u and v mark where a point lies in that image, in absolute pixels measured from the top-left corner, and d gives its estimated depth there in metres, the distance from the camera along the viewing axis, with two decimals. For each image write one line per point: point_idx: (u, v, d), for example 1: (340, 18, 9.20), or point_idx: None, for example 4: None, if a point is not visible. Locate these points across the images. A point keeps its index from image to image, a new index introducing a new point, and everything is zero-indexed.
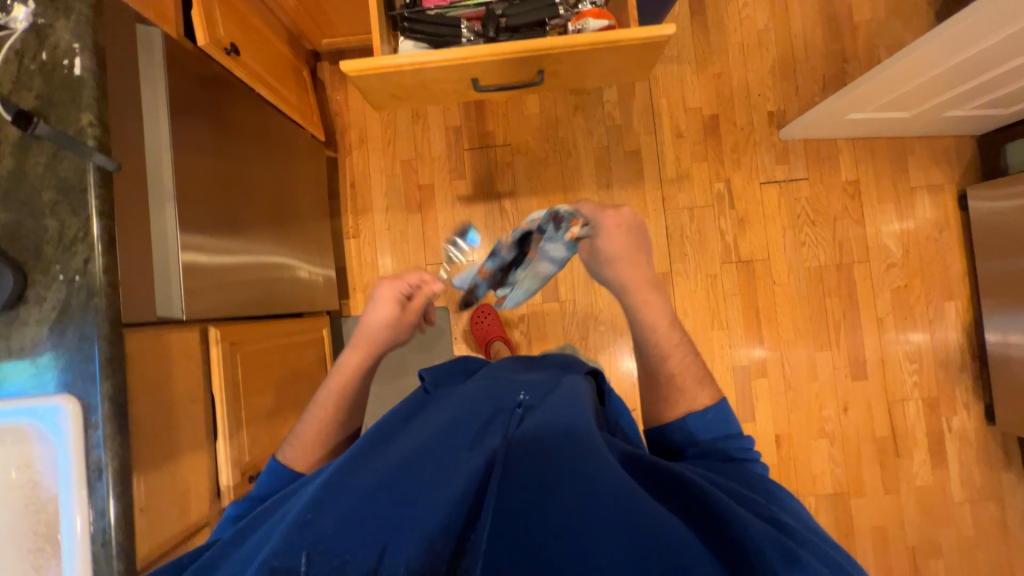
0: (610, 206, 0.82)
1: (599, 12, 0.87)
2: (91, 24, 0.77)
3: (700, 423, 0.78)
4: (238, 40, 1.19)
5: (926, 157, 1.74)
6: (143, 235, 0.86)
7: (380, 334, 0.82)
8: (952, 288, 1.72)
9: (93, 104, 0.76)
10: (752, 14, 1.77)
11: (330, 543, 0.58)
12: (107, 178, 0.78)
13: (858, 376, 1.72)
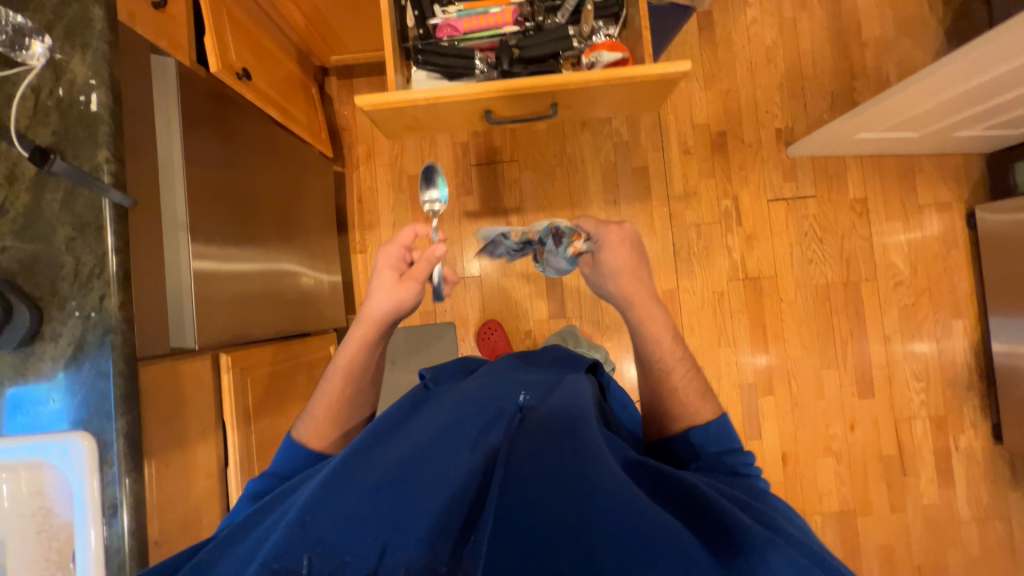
0: (613, 223, 0.93)
1: (613, 44, 0.87)
2: (107, 60, 0.77)
3: (704, 436, 0.80)
4: (249, 62, 1.19)
5: (935, 174, 1.73)
6: (157, 267, 0.86)
7: (380, 305, 0.82)
8: (960, 306, 1.71)
9: (109, 140, 0.76)
10: (760, 31, 1.77)
11: (328, 545, 0.59)
12: (123, 213, 0.78)
13: (865, 394, 1.71)
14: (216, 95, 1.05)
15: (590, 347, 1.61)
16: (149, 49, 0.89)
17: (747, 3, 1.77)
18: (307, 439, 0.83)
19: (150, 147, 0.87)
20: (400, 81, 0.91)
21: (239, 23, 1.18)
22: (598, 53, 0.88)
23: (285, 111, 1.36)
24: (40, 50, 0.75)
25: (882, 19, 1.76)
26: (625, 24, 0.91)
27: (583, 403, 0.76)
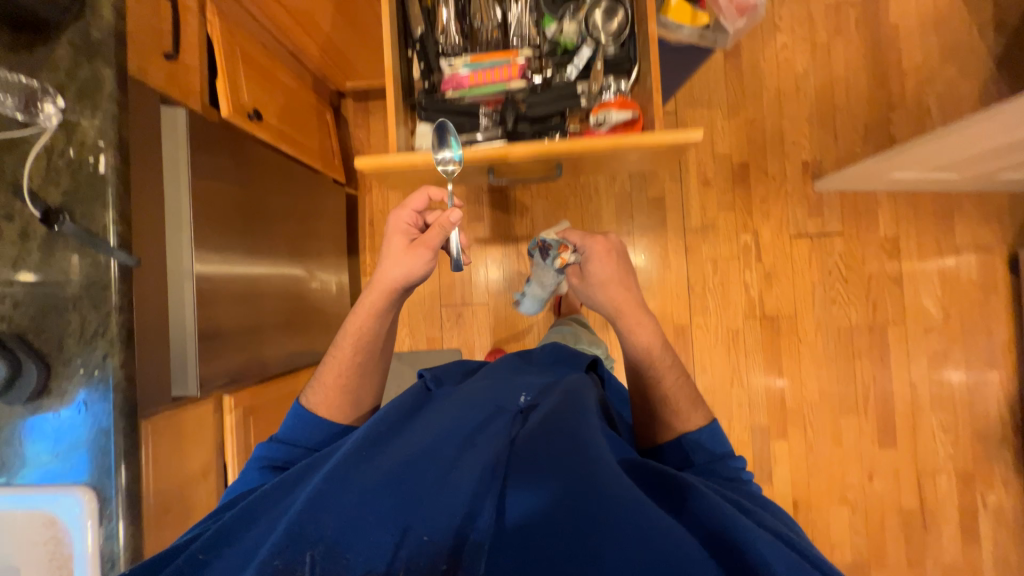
0: (598, 235, 0.99)
1: (622, 102, 0.83)
2: (116, 120, 0.78)
3: (694, 443, 0.83)
4: (261, 98, 1.20)
5: (976, 214, 1.62)
6: (162, 318, 0.88)
7: (389, 274, 0.85)
8: (996, 356, 1.61)
9: (115, 202, 0.78)
10: (790, 57, 1.69)
11: (329, 543, 0.60)
12: (128, 272, 0.79)
13: (887, 444, 1.63)
14: (227, 137, 1.06)
15: (591, 345, 1.37)
16: (159, 99, 0.90)
17: (777, 28, 1.69)
18: (317, 405, 0.85)
19: (159, 199, 0.88)
20: (403, 135, 0.90)
21: (252, 59, 1.19)
22: (607, 111, 0.84)
23: (298, 143, 1.37)
24: (53, 109, 0.77)
25: (925, 46, 1.65)
26: (638, 79, 0.87)
27: (585, 407, 0.76)
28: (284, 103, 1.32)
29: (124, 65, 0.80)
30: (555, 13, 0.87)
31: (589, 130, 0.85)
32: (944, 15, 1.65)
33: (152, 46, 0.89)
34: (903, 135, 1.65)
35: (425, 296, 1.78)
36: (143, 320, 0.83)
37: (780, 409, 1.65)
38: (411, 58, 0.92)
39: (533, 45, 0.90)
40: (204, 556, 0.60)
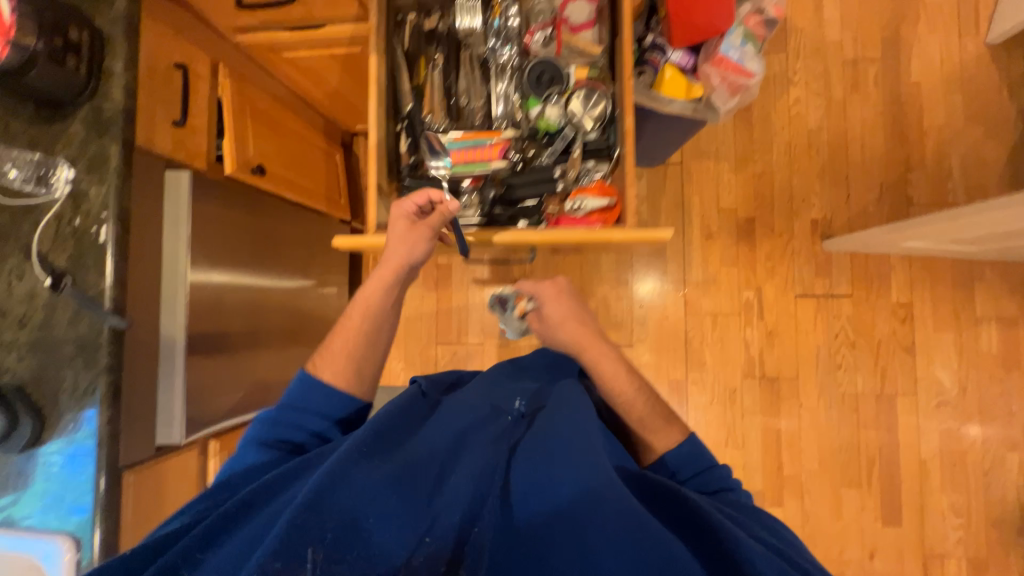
0: (546, 280, 1.01)
1: (599, 189, 0.85)
2: (119, 192, 0.84)
3: (677, 461, 0.84)
4: (268, 150, 1.26)
5: (999, 284, 1.53)
6: (152, 372, 0.93)
7: (396, 250, 0.80)
8: (1015, 438, 1.51)
9: (112, 269, 0.83)
10: (803, 112, 1.65)
11: (335, 540, 0.55)
12: (119, 335, 0.84)
13: (891, 521, 1.54)
14: (229, 192, 1.12)
15: None
16: (162, 163, 0.96)
17: (791, 82, 1.65)
18: (320, 373, 0.78)
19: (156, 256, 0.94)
20: (384, 208, 0.93)
21: (263, 113, 1.25)
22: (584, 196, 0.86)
23: (304, 188, 1.43)
24: (64, 177, 0.84)
25: (947, 106, 1.59)
26: (618, 163, 0.88)
27: (584, 412, 0.78)
28: (293, 151, 1.38)
29: (130, 140, 0.86)
30: (539, 96, 0.89)
31: (566, 213, 0.87)
32: (969, 75, 1.59)
33: (163, 115, 0.96)
34: (921, 197, 1.58)
35: (422, 332, 1.80)
36: (129, 374, 0.88)
37: (777, 475, 1.59)
38: (399, 131, 0.95)
39: (517, 125, 0.91)
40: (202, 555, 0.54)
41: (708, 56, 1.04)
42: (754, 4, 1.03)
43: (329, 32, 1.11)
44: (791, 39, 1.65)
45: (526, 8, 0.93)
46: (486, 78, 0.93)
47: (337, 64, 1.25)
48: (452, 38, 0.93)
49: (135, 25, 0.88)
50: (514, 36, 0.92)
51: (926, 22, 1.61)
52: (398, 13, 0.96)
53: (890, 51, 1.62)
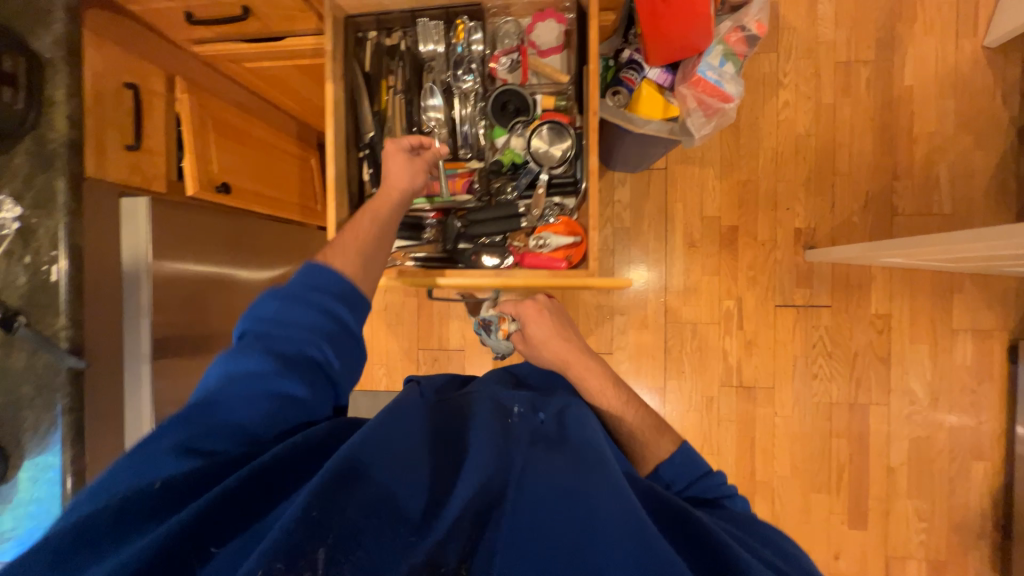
0: (526, 300, 1.05)
1: (563, 226, 0.84)
2: (70, 228, 0.82)
3: (671, 472, 0.78)
4: (235, 163, 1.22)
5: (978, 296, 1.54)
6: (117, 404, 0.93)
7: (394, 171, 0.82)
8: (983, 447, 1.54)
9: (66, 308, 0.82)
10: (792, 116, 1.60)
11: (343, 539, 0.52)
12: (80, 373, 0.84)
13: (857, 525, 1.59)
14: (193, 213, 1.09)
15: None
16: (118, 191, 0.94)
17: (781, 84, 1.60)
18: (328, 261, 0.78)
19: (115, 287, 0.94)
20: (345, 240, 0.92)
21: (227, 125, 1.20)
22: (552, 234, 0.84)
23: (275, 200, 1.39)
24: (11, 213, 0.82)
25: (939, 112, 1.55)
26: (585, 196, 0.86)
27: (587, 424, 0.78)
28: (262, 161, 1.33)
29: (77, 171, 0.83)
30: (504, 125, 0.87)
31: (531, 250, 0.86)
32: (963, 79, 1.53)
33: (114, 140, 0.93)
34: (907, 207, 1.56)
35: (402, 337, 1.80)
36: (91, 409, 0.88)
37: (749, 480, 1.63)
38: (362, 159, 0.92)
39: (483, 155, 0.90)
40: (215, 548, 0.51)
41: (685, 76, 1.01)
42: (735, 20, 0.98)
43: (290, 45, 1.06)
44: (783, 39, 1.59)
45: (492, 32, 0.88)
46: (449, 105, 0.89)
47: (303, 73, 1.20)
48: (414, 62, 0.88)
49: (76, 42, 0.83)
50: (479, 63, 0.89)
51: (923, 22, 1.54)
52: (359, 30, 0.91)
53: (884, 52, 1.56)
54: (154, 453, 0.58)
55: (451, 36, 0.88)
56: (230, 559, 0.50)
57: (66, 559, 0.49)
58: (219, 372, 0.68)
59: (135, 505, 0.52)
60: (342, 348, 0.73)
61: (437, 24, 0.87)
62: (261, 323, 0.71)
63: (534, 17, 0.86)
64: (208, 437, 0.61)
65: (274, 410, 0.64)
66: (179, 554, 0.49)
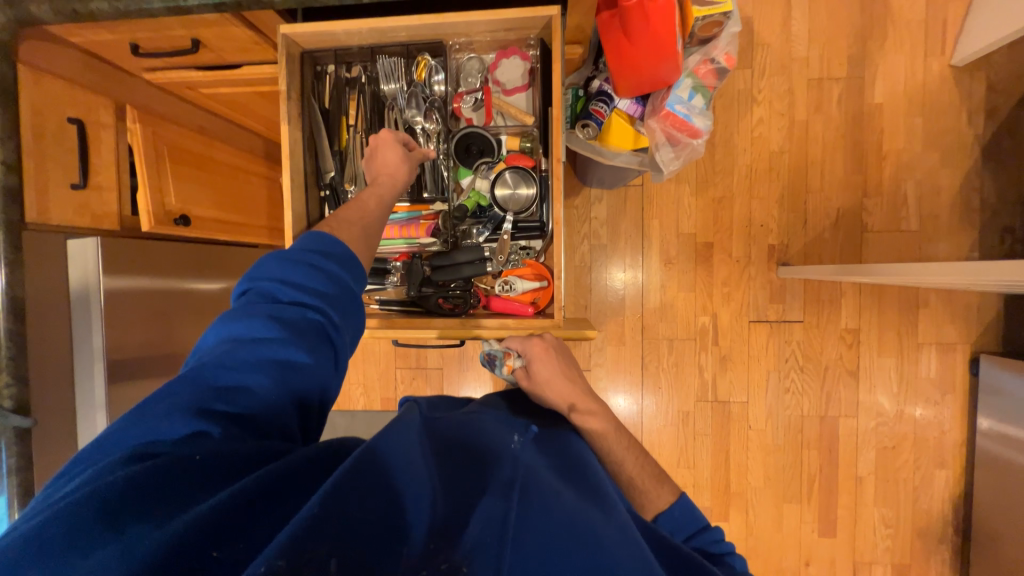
0: (533, 335, 0.91)
1: (535, 270, 0.99)
2: (9, 289, 0.92)
3: (668, 525, 0.73)
4: (193, 189, 1.27)
5: (942, 310, 1.58)
6: (64, 445, 1.04)
7: (392, 157, 0.88)
8: (945, 456, 1.60)
9: (8, 365, 0.93)
10: (765, 133, 1.61)
11: (345, 543, 0.45)
12: (26, 429, 0.96)
13: (827, 532, 1.64)
14: (151, 248, 1.17)
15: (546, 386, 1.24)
16: (63, 237, 1.03)
17: (755, 101, 1.60)
18: (333, 232, 0.77)
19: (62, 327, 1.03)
20: None
21: (183, 152, 1.25)
22: (520, 278, 1.00)
23: (239, 226, 1.45)
24: None
25: (908, 129, 1.57)
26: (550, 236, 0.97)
27: (590, 462, 0.73)
28: (222, 187, 1.38)
29: (12, 222, 0.93)
30: (469, 165, 0.97)
31: (501, 294, 1.00)
32: (931, 97, 1.56)
33: (60, 178, 1.01)
34: (877, 224, 1.59)
35: (381, 356, 1.77)
36: (39, 446, 0.99)
37: (723, 492, 1.66)
38: (324, 198, 0.99)
39: (447, 197, 0.98)
40: (218, 554, 0.42)
41: (654, 109, 1.01)
42: (704, 53, 0.98)
43: (248, 73, 1.10)
44: (758, 55, 1.59)
45: (455, 67, 0.97)
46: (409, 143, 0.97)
47: (264, 99, 1.24)
48: (374, 99, 0.95)
49: (9, 91, 0.92)
50: (441, 100, 0.97)
51: (893, 40, 1.56)
52: (317, 64, 0.97)
53: (856, 69, 1.57)
54: (160, 418, 0.53)
55: (412, 73, 0.96)
56: (237, 560, 0.42)
57: (63, 543, 0.41)
58: (216, 337, 0.62)
59: (142, 483, 0.46)
60: (345, 312, 0.68)
61: (398, 61, 0.94)
62: (263, 282, 0.67)
63: (499, 54, 0.97)
64: (219, 403, 0.55)
65: (280, 379, 0.59)
66: (183, 546, 0.41)
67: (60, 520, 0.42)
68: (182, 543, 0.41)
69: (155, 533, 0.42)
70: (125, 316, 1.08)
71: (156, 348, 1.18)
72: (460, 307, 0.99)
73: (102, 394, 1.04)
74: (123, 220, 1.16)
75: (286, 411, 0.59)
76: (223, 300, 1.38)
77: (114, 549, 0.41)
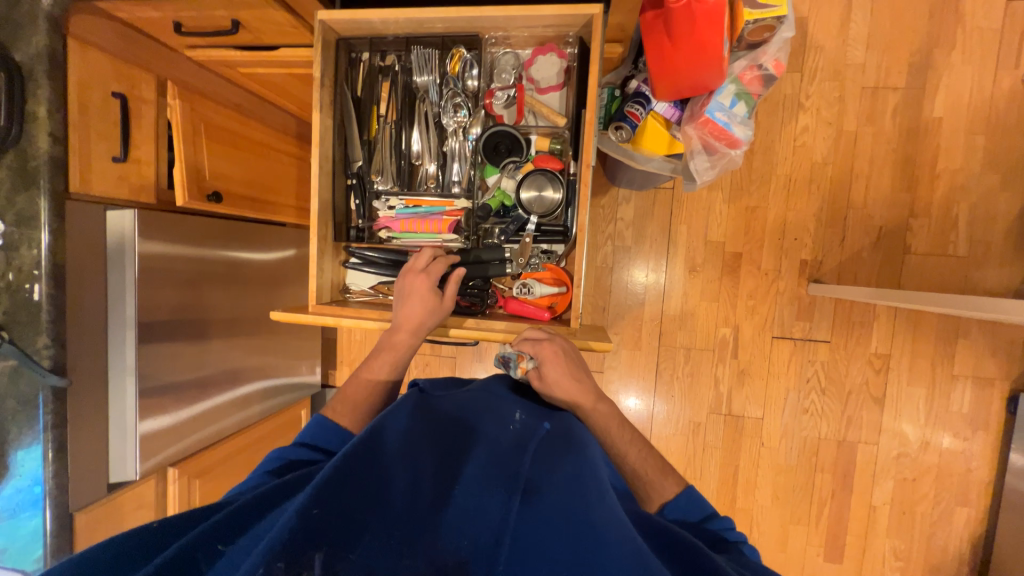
0: (545, 337, 0.89)
1: (555, 276, 0.98)
2: (50, 256, 0.97)
3: (676, 513, 0.72)
4: (225, 169, 1.32)
5: (982, 342, 1.50)
6: (97, 406, 1.11)
7: (417, 312, 0.86)
8: (969, 495, 1.53)
9: (48, 327, 0.98)
10: (810, 142, 1.53)
11: (340, 538, 0.47)
12: (61, 389, 1.03)
13: (833, 557, 1.61)
14: (185, 221, 1.21)
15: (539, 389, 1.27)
16: (103, 207, 1.08)
17: (801, 107, 1.52)
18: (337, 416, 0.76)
19: (98, 296, 1.08)
20: (329, 261, 1.02)
21: (219, 130, 1.30)
22: (539, 281, 0.99)
23: (269, 204, 1.50)
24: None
25: (967, 148, 1.46)
26: (572, 242, 0.96)
27: (587, 440, 0.70)
28: (254, 165, 1.43)
29: (58, 191, 0.98)
30: (496, 164, 0.97)
31: (518, 296, 1.00)
32: (997, 114, 1.45)
33: (103, 153, 1.06)
34: (921, 247, 1.50)
35: None
36: (71, 403, 1.05)
37: (729, 507, 1.64)
38: (349, 187, 1.01)
39: (473, 194, 0.98)
40: (222, 547, 0.46)
41: (693, 115, 0.97)
42: (752, 58, 0.93)
43: (285, 55, 1.12)
44: (809, 59, 1.50)
45: (490, 61, 0.96)
46: (434, 136, 0.98)
47: (300, 80, 1.25)
48: (406, 90, 0.96)
49: (60, 65, 0.96)
50: (473, 95, 0.97)
51: (962, 50, 1.45)
52: (352, 50, 0.97)
53: (915, 79, 1.47)
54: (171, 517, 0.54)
55: (446, 65, 0.96)
56: (238, 552, 0.45)
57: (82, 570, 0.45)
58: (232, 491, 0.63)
59: (163, 529, 0.48)
60: None
61: (433, 53, 0.94)
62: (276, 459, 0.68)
63: (536, 50, 0.95)
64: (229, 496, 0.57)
65: None
66: (189, 549, 0.44)
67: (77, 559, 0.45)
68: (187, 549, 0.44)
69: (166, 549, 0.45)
70: (156, 287, 1.13)
71: (187, 319, 1.23)
72: (478, 305, 0.99)
73: (133, 360, 1.11)
74: (159, 193, 1.22)
75: None
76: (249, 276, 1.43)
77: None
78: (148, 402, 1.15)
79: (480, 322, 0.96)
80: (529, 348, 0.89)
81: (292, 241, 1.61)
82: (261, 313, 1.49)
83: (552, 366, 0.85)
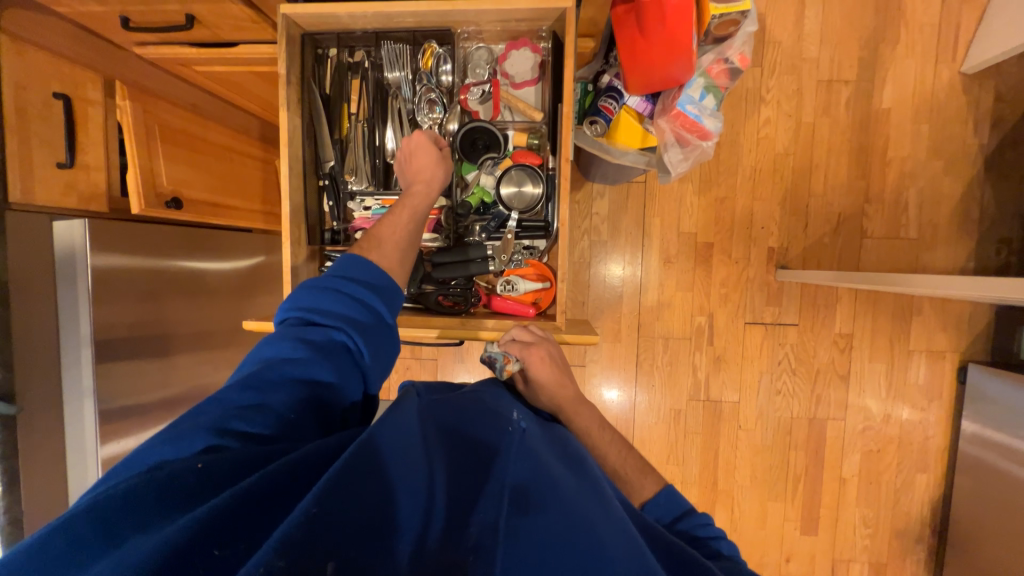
0: (532, 342, 0.89)
1: (539, 272, 1.00)
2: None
3: (654, 512, 0.73)
4: (184, 174, 1.25)
5: (933, 319, 1.60)
6: (54, 431, 1.04)
7: (426, 171, 0.88)
8: (927, 462, 1.63)
9: None
10: (772, 133, 1.59)
11: (343, 540, 0.43)
12: (11, 417, 0.95)
13: (808, 530, 1.69)
14: (141, 231, 1.13)
15: None
16: (49, 218, 1.00)
17: (763, 101, 1.57)
18: (364, 253, 0.81)
19: (49, 313, 1.01)
20: (304, 267, 0.98)
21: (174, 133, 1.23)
22: (522, 278, 1.00)
23: (234, 209, 1.44)
24: None
25: (914, 136, 1.56)
26: (552, 237, 0.97)
27: (585, 454, 0.69)
28: (217, 169, 1.37)
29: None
30: (474, 161, 0.96)
31: (502, 293, 1.00)
32: (939, 104, 1.55)
33: (46, 158, 0.99)
34: (876, 231, 1.59)
35: None
36: (23, 432, 0.98)
37: (711, 490, 1.69)
38: (322, 188, 0.97)
39: (451, 192, 0.98)
40: (218, 553, 0.40)
41: (664, 108, 0.99)
42: (719, 52, 0.95)
43: (245, 52, 1.07)
44: (769, 54, 1.56)
45: (463, 57, 0.96)
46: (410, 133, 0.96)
47: (262, 78, 1.20)
48: (377, 86, 0.94)
49: None
50: (447, 91, 0.96)
51: (905, 44, 1.54)
52: (318, 47, 0.94)
53: (865, 73, 1.55)
54: (180, 443, 0.53)
55: (418, 61, 0.94)
56: (236, 557, 0.41)
57: (63, 560, 0.41)
58: (251, 364, 0.66)
59: (180, 481, 0.47)
60: (372, 340, 0.72)
61: (404, 49, 0.92)
62: (299, 312, 0.72)
63: (508, 45, 0.95)
64: (239, 424, 0.56)
65: (302, 397, 0.62)
66: (180, 550, 0.40)
67: (65, 533, 0.43)
68: (181, 547, 0.40)
69: (157, 536, 0.42)
70: (111, 300, 1.06)
71: (149, 334, 1.16)
72: (461, 305, 0.99)
73: (90, 381, 1.03)
74: (112, 200, 1.15)
75: (309, 426, 0.60)
76: (216, 285, 1.36)
77: (112, 557, 0.41)
78: (112, 425, 1.08)
79: (465, 323, 0.95)
80: (514, 350, 0.89)
81: (260, 248, 1.54)
82: (231, 325, 1.42)
83: (539, 368, 0.86)
